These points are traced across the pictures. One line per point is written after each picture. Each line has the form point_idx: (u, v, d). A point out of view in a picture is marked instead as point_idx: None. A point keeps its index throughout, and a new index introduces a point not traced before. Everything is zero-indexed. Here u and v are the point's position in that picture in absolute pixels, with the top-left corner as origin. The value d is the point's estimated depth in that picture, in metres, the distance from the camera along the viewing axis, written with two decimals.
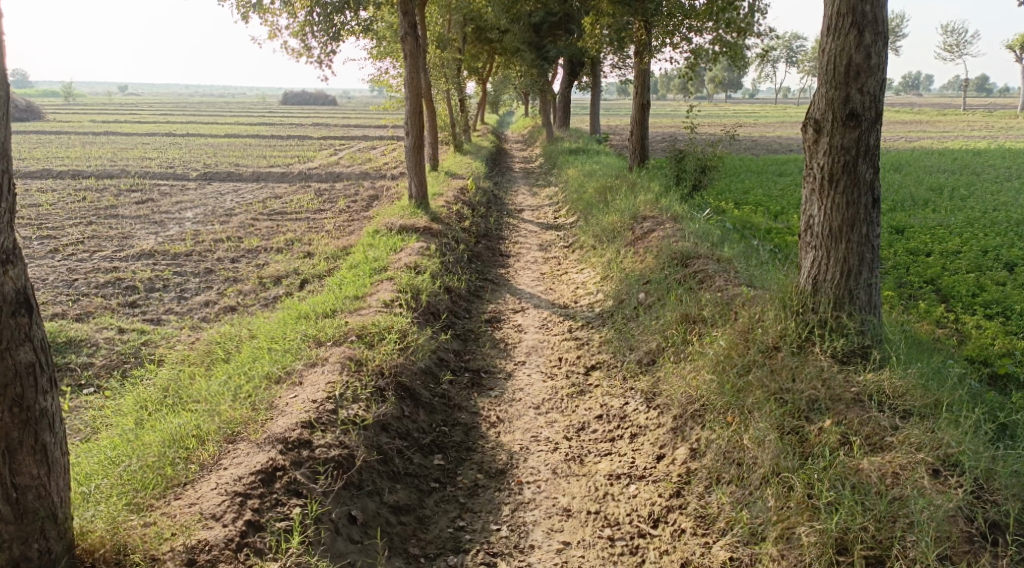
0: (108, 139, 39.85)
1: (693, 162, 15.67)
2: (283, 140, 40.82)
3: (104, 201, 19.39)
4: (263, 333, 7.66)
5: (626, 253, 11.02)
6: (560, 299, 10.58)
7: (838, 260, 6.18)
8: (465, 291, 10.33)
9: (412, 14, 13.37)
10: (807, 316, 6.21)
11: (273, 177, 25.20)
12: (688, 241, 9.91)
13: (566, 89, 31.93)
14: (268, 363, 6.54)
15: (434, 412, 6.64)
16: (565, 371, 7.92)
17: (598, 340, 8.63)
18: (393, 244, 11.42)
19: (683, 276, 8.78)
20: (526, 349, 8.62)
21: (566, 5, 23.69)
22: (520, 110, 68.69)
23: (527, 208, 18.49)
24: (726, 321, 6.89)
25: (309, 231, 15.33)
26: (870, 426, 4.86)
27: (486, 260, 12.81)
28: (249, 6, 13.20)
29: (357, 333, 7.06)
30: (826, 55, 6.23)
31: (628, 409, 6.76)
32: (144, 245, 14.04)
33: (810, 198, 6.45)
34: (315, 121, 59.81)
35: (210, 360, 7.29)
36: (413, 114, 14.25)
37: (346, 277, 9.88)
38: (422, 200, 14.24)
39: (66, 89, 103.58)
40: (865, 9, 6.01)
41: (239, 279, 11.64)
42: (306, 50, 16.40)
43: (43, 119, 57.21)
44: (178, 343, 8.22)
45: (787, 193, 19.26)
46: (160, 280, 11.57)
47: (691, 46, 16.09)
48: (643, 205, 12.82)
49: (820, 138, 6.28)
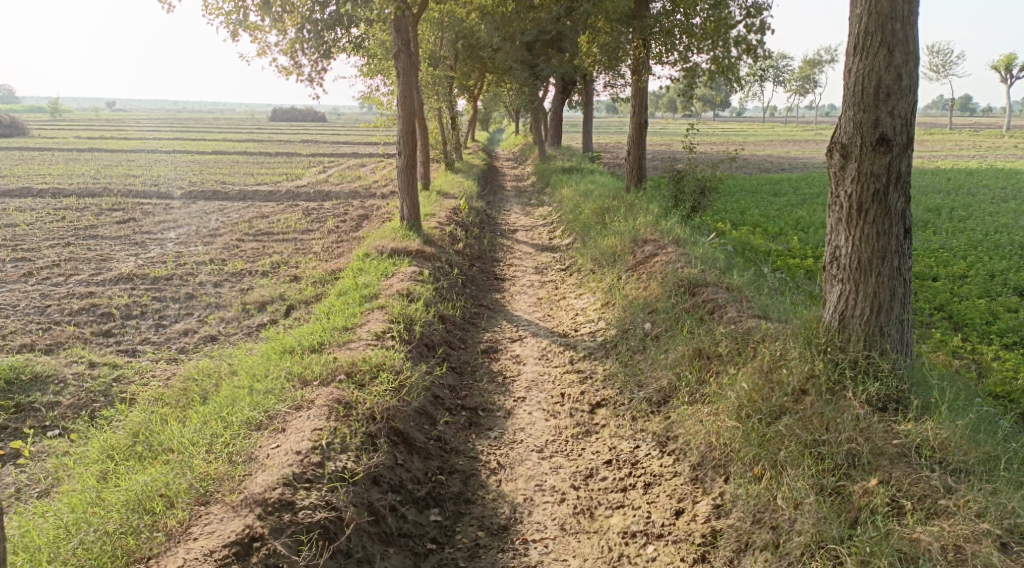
0: (92, 155, 39.25)
1: (691, 183, 15.23)
2: (271, 156, 40.36)
3: (83, 221, 18.78)
4: (245, 370, 7.11)
5: (628, 279, 10.56)
6: (559, 326, 10.09)
7: (868, 295, 5.74)
8: (460, 319, 9.83)
9: (406, 32, 12.96)
10: (836, 355, 5.75)
11: (260, 196, 24.66)
12: (695, 267, 9.46)
13: (556, 107, 31.57)
14: (246, 406, 5.99)
15: (429, 458, 6.10)
16: (568, 409, 7.39)
17: (602, 373, 8.12)
18: (384, 268, 10.92)
19: (692, 305, 8.32)
20: (526, 383, 8.10)
21: (559, 24, 23.42)
22: (510, 127, 68.58)
23: (521, 228, 18.03)
24: (745, 359, 6.42)
25: (296, 252, 14.81)
26: (923, 487, 4.59)
27: (481, 284, 12.33)
28: (236, 22, 12.74)
29: (345, 371, 6.53)
30: (853, 76, 5.81)
31: (640, 453, 6.27)
32: (123, 268, 13.47)
33: (835, 227, 6.01)
34: (303, 137, 59.39)
35: (186, 400, 6.74)
36: (405, 133, 13.78)
37: (334, 306, 9.35)
38: (414, 221, 13.74)
39: (54, 103, 102.94)
40: (894, 27, 5.61)
41: (221, 306, 11.09)
42: (295, 67, 15.94)
43: (27, 135, 56.52)
44: (153, 379, 7.66)
45: (784, 213, 18.86)
46: (138, 307, 11.01)
47: (684, 65, 15.73)
48: (642, 227, 12.39)
49: (848, 163, 5.85)
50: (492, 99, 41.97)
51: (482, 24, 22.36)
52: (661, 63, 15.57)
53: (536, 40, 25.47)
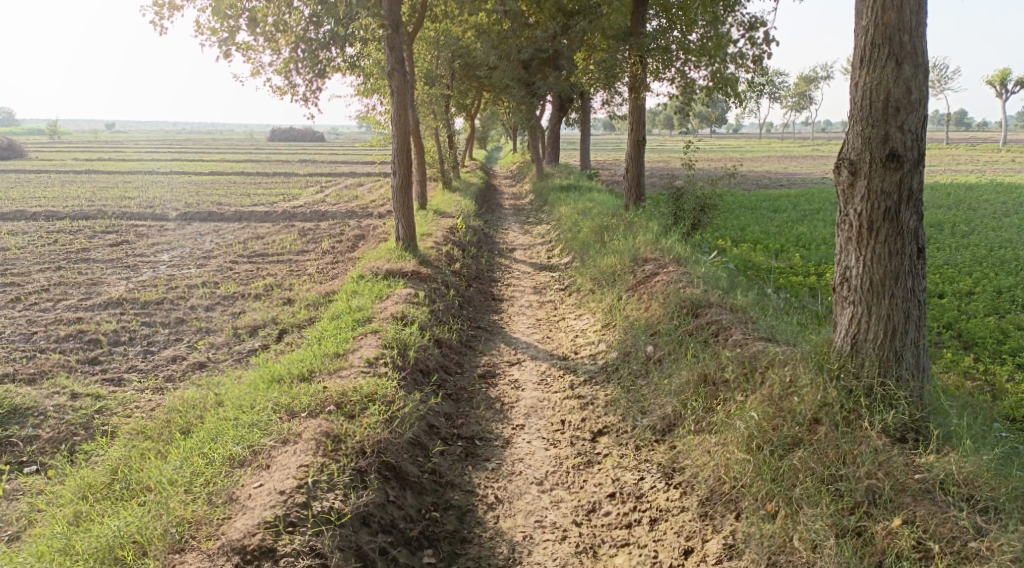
0: (89, 177, 39.14)
1: (691, 200, 15.05)
2: (269, 177, 40.25)
3: (76, 244, 18.56)
4: (231, 400, 6.82)
5: (629, 299, 10.28)
6: (559, 349, 9.79)
7: (881, 317, 5.49)
8: (456, 342, 9.56)
9: (400, 50, 12.75)
10: (849, 382, 5.48)
11: (255, 216, 24.45)
12: (698, 287, 9.19)
13: (553, 125, 31.48)
14: (230, 440, 5.71)
15: (423, 493, 5.80)
16: (568, 438, 7.09)
17: (603, 399, 7.82)
18: (379, 291, 10.66)
19: (695, 327, 8.05)
20: (524, 410, 7.80)
21: (555, 42, 23.34)
22: (508, 144, 68.85)
23: (519, 247, 17.79)
24: (753, 386, 6.14)
25: (290, 274, 14.56)
26: (949, 527, 4.35)
27: (478, 306, 12.06)
28: (227, 42, 12.54)
29: (335, 402, 6.23)
30: (860, 90, 5.62)
31: (644, 486, 5.98)
32: (113, 292, 13.21)
33: (845, 248, 5.78)
34: (301, 157, 59.49)
35: (170, 433, 6.45)
36: (401, 152, 13.56)
37: (326, 330, 9.08)
38: (410, 242, 13.48)
39: (52, 125, 103.24)
40: (903, 39, 5.44)
41: (212, 330, 10.82)
42: (289, 86, 15.75)
43: (25, 158, 56.49)
44: (137, 411, 7.37)
45: (784, 230, 18.66)
46: (126, 333, 10.74)
47: (682, 82, 15.57)
48: (642, 245, 12.14)
49: (856, 180, 5.63)
50: (489, 118, 42.00)
51: (479, 44, 22.25)
52: (659, 79, 15.42)
53: (533, 58, 25.39)
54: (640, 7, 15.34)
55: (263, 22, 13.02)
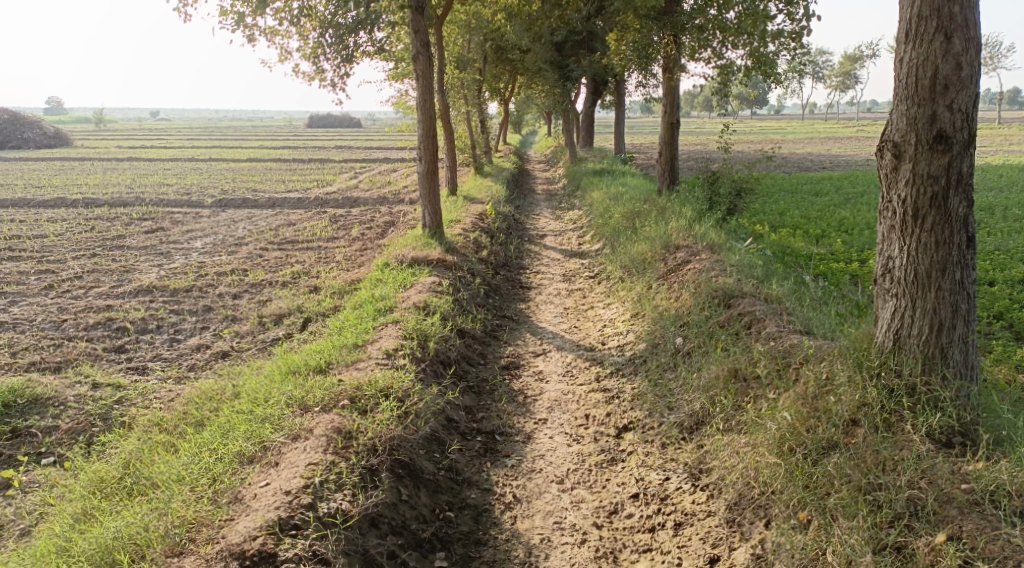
0: (129, 164, 39.69)
1: (727, 185, 14.62)
2: (305, 163, 40.42)
3: (112, 231, 18.77)
4: (247, 392, 6.70)
5: (659, 288, 9.96)
6: (586, 339, 9.51)
7: (926, 312, 5.14)
8: (480, 333, 9.35)
9: (425, 33, 12.50)
10: (891, 380, 5.14)
11: (288, 203, 24.51)
12: (731, 276, 8.81)
13: (587, 108, 30.99)
14: (241, 436, 5.59)
15: (438, 491, 5.61)
16: (592, 433, 6.84)
17: (630, 393, 7.54)
18: (403, 280, 10.48)
19: (726, 318, 7.72)
20: (547, 403, 7.56)
21: (588, 23, 22.85)
22: (544, 129, 68.46)
23: (550, 233, 17.49)
24: (787, 383, 5.80)
25: (318, 261, 14.48)
26: (996, 544, 4.03)
27: (505, 294, 11.82)
28: (253, 28, 12.43)
29: (349, 396, 6.06)
30: (905, 67, 5.25)
31: (670, 487, 5.70)
32: (144, 279, 13.27)
33: (888, 236, 5.43)
34: (337, 143, 59.82)
35: (185, 426, 6.37)
36: (427, 138, 13.33)
37: (348, 320, 8.93)
38: (437, 228, 13.26)
39: (97, 113, 105.48)
40: (953, 10, 5.05)
41: (237, 318, 10.76)
42: (317, 72, 15.63)
43: (71, 146, 57.82)
44: (157, 401, 7.31)
45: (825, 214, 18.04)
46: (153, 321, 10.74)
47: (719, 62, 15.05)
48: (674, 232, 11.78)
49: (900, 164, 5.27)
50: (524, 102, 41.65)
51: (511, 27, 21.90)
52: (694, 60, 14.94)
53: (566, 41, 24.93)
54: None
55: (290, 7, 12.89)
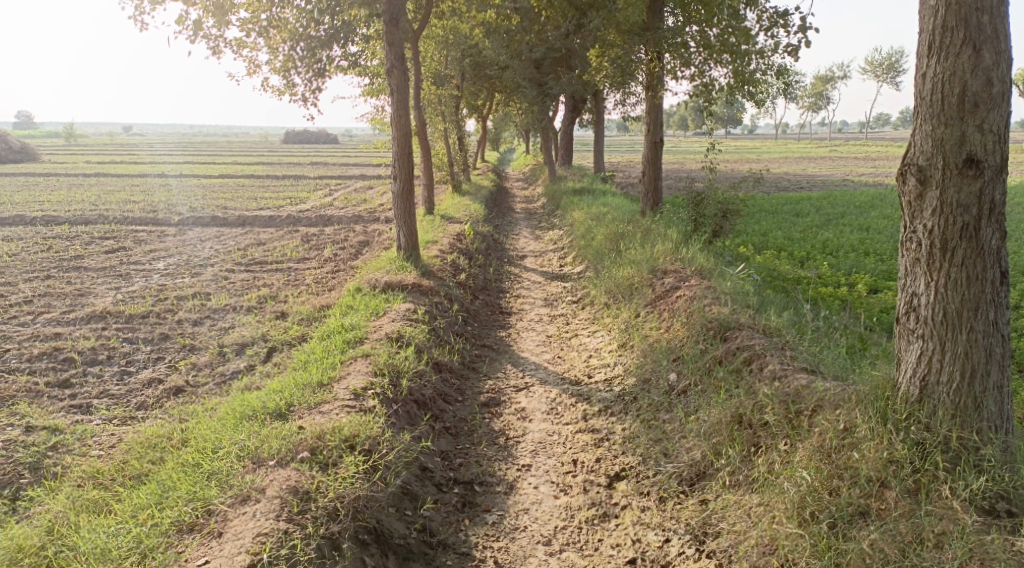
0: (96, 180, 38.56)
1: (713, 206, 14.12)
2: (278, 179, 39.57)
3: (70, 251, 17.86)
4: (195, 440, 6.01)
5: (648, 317, 9.39)
6: (571, 372, 8.89)
7: (958, 356, 4.63)
8: (457, 365, 8.70)
9: (400, 46, 11.88)
10: (919, 433, 4.64)
11: (259, 221, 23.71)
12: (725, 305, 8.27)
13: (567, 126, 30.62)
14: (182, 499, 4.94)
15: (409, 558, 4.98)
16: (581, 482, 6.23)
17: (621, 434, 6.93)
18: (375, 307, 9.80)
19: (723, 354, 7.16)
20: (531, 446, 6.91)
21: (568, 40, 22.47)
22: (521, 146, 68.26)
23: (529, 254, 16.90)
24: (800, 433, 5.25)
25: (287, 284, 13.74)
26: None
27: (484, 320, 11.19)
28: (219, 39, 11.77)
29: (309, 447, 5.36)
30: (929, 83, 4.73)
31: (670, 552, 5.13)
32: (98, 304, 12.44)
33: (911, 270, 4.89)
34: (313, 160, 58.95)
35: (123, 481, 5.64)
36: (402, 156, 12.63)
37: (314, 353, 8.23)
38: (412, 251, 12.60)
39: (67, 127, 103.73)
40: (981, 20, 4.54)
41: (196, 349, 10.00)
42: (287, 86, 14.96)
43: (36, 160, 56.49)
44: (96, 449, 6.55)
45: (808, 236, 17.71)
46: (104, 350, 9.97)
47: (702, 81, 14.64)
48: (661, 256, 11.26)
49: (927, 191, 4.75)
50: (502, 119, 41.29)
51: (489, 42, 21.43)
52: (677, 78, 14.55)
53: (546, 58, 24.53)
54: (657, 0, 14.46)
55: (258, 18, 12.24)
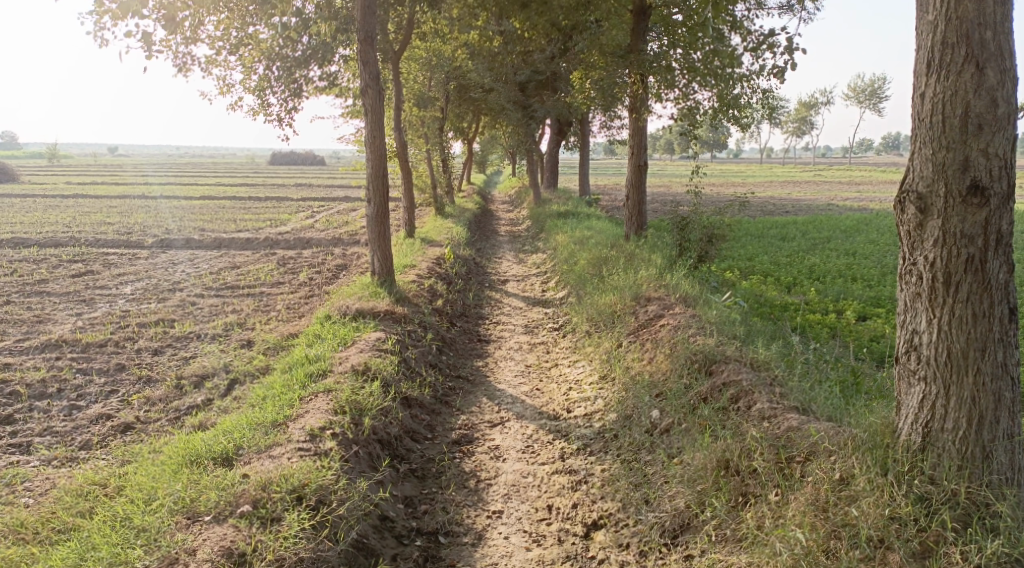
0: (74, 201, 37.81)
1: (698, 230, 13.68)
2: (261, 201, 39.04)
3: (35, 274, 17.23)
4: (131, 488, 5.48)
5: (630, 347, 8.95)
6: (549, 405, 8.39)
7: (963, 402, 4.23)
8: (428, 399, 8.19)
9: (374, 65, 11.48)
10: (924, 487, 4.23)
11: (236, 243, 23.14)
12: (710, 336, 7.84)
13: (552, 150, 30.34)
14: (102, 562, 4.43)
15: None
16: (555, 530, 5.74)
17: (600, 477, 6.45)
18: (344, 337, 9.30)
19: (709, 390, 6.71)
20: (503, 490, 6.40)
21: (553, 63, 22.24)
22: (507, 168, 68.18)
23: (511, 279, 16.47)
24: (792, 483, 4.81)
25: (257, 311, 13.20)
26: None
27: (460, 349, 10.71)
28: (188, 58, 11.34)
29: (251, 499, 4.91)
30: (928, 103, 4.34)
31: None
32: (56, 332, 11.85)
33: (911, 305, 4.49)
34: (297, 181, 58.54)
35: (45, 537, 5.09)
36: (376, 178, 12.17)
37: (274, 387, 7.71)
38: (386, 276, 12.11)
39: (50, 148, 102.87)
40: (984, 36, 4.16)
41: (153, 381, 9.43)
42: (262, 106, 14.53)
43: (15, 180, 55.78)
44: (25, 496, 5.98)
45: (795, 260, 17.41)
46: (54, 382, 9.39)
47: (686, 104, 14.35)
48: (644, 282, 10.85)
49: (927, 220, 4.35)
50: (488, 141, 41.12)
51: (473, 64, 21.14)
52: (661, 100, 14.24)
53: (530, 80, 24.29)
54: (641, 22, 14.17)
55: (229, 35, 11.84)
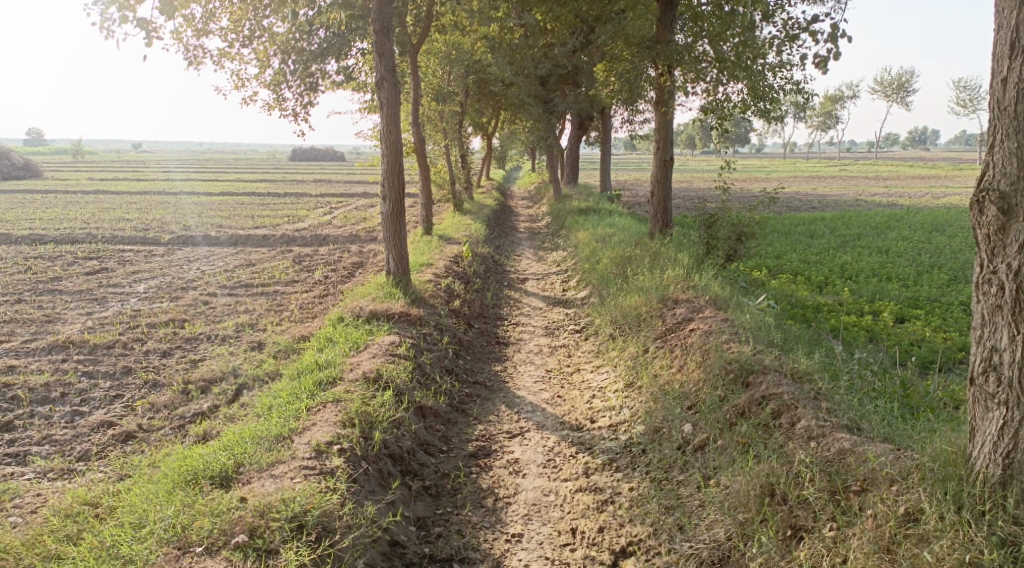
0: (94, 197, 37.72)
1: (727, 228, 13.10)
2: (280, 197, 38.77)
3: (49, 272, 16.98)
4: (122, 510, 5.08)
5: (658, 353, 8.43)
6: (571, 414, 7.87)
7: None
8: (443, 408, 7.72)
9: (390, 56, 11.04)
10: (1008, 528, 3.84)
11: (252, 241, 22.84)
12: (746, 343, 7.30)
13: (572, 145, 29.82)
14: None
15: None
16: (581, 559, 5.28)
17: (628, 497, 5.94)
18: (356, 341, 8.85)
19: (746, 404, 6.20)
20: (523, 510, 5.92)
21: (574, 56, 21.68)
22: (527, 164, 67.74)
23: (531, 277, 15.95)
24: (850, 518, 4.40)
25: (269, 310, 12.82)
26: None
27: (478, 352, 10.23)
28: (199, 50, 10.91)
29: (247, 528, 4.63)
30: (1013, 90, 3.91)
31: None
32: (64, 332, 11.53)
33: (990, 318, 4.04)
34: (316, 176, 58.40)
35: (27, 565, 4.70)
36: (392, 174, 11.70)
37: (280, 396, 7.27)
38: (402, 276, 11.64)
39: (75, 144, 103.74)
40: None
41: (159, 385, 9.04)
42: (276, 101, 14.15)
43: (40, 176, 56.23)
44: (13, 515, 5.61)
45: (825, 258, 16.79)
46: (59, 386, 9.04)
47: (716, 97, 13.70)
48: (672, 283, 10.32)
49: (1011, 222, 3.91)
50: (508, 135, 40.58)
51: (492, 57, 20.63)
52: (688, 93, 13.65)
53: (550, 74, 23.77)
54: (667, 11, 13.48)
55: (241, 27, 11.43)
